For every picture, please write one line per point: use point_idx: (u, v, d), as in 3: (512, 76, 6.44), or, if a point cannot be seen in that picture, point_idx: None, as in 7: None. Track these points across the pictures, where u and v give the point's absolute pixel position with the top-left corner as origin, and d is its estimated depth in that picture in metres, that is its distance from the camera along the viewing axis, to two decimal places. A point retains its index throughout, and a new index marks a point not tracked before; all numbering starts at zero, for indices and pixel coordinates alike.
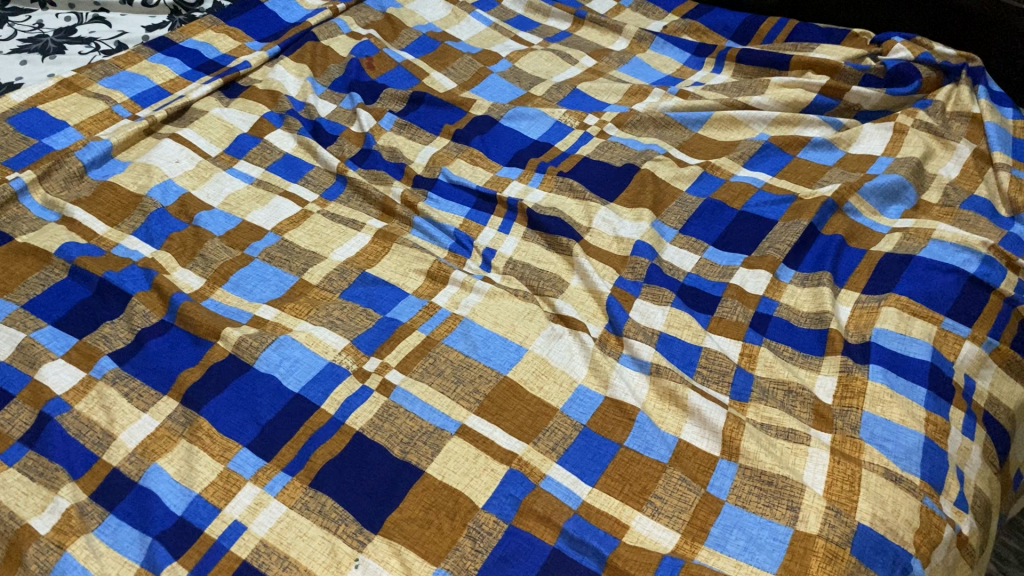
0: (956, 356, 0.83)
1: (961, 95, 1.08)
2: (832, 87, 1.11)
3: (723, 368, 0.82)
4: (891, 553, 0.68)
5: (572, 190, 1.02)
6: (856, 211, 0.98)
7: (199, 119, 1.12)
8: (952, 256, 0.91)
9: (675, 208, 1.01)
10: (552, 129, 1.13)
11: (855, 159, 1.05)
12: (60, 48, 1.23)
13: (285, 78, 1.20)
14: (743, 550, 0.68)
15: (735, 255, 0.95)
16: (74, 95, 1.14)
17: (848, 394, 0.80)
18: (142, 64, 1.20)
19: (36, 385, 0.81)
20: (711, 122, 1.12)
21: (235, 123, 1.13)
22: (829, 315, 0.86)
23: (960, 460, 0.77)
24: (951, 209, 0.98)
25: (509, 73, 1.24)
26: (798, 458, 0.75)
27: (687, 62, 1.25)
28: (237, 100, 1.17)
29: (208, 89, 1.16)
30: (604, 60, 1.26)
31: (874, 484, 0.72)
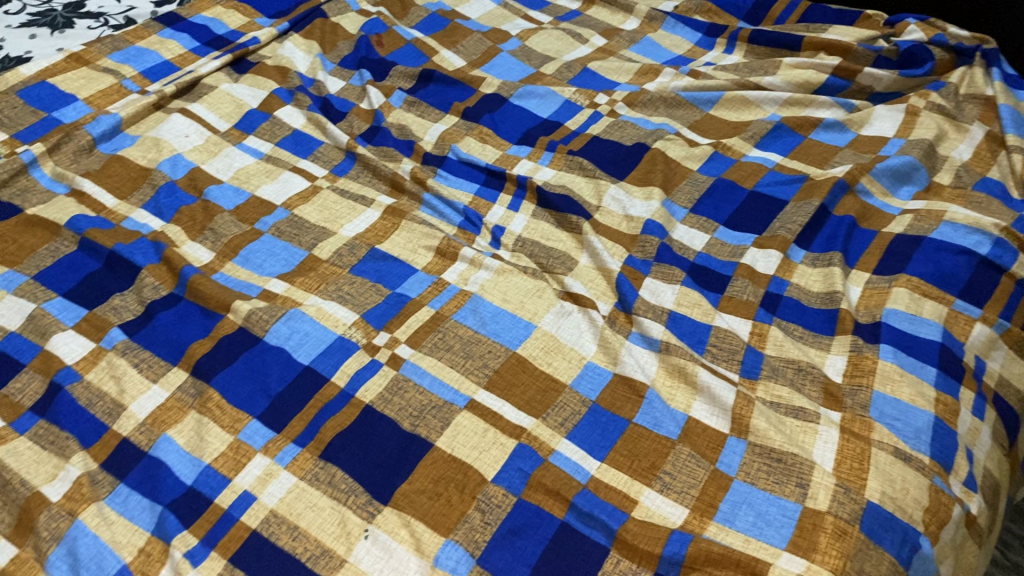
0: (967, 337, 0.83)
1: (974, 78, 1.08)
2: (845, 68, 1.10)
3: (732, 346, 0.82)
4: (900, 530, 0.68)
5: (582, 168, 1.02)
6: (867, 192, 0.98)
7: (209, 95, 1.12)
8: (963, 238, 0.90)
9: (685, 188, 1.00)
10: (562, 108, 1.12)
11: (866, 141, 1.04)
12: (69, 23, 1.22)
13: (294, 54, 1.20)
14: (752, 526, 0.68)
15: (746, 235, 0.94)
16: (85, 69, 1.14)
17: (858, 373, 0.80)
18: (152, 39, 1.20)
19: (47, 354, 0.81)
20: (723, 103, 1.11)
21: (245, 99, 1.13)
22: (840, 295, 0.86)
23: (970, 441, 0.77)
24: (963, 191, 0.97)
25: (519, 52, 1.23)
26: (807, 435, 0.75)
27: (698, 42, 1.24)
28: (247, 75, 1.17)
29: (218, 64, 1.16)
30: (615, 40, 1.25)
31: (883, 463, 0.72)
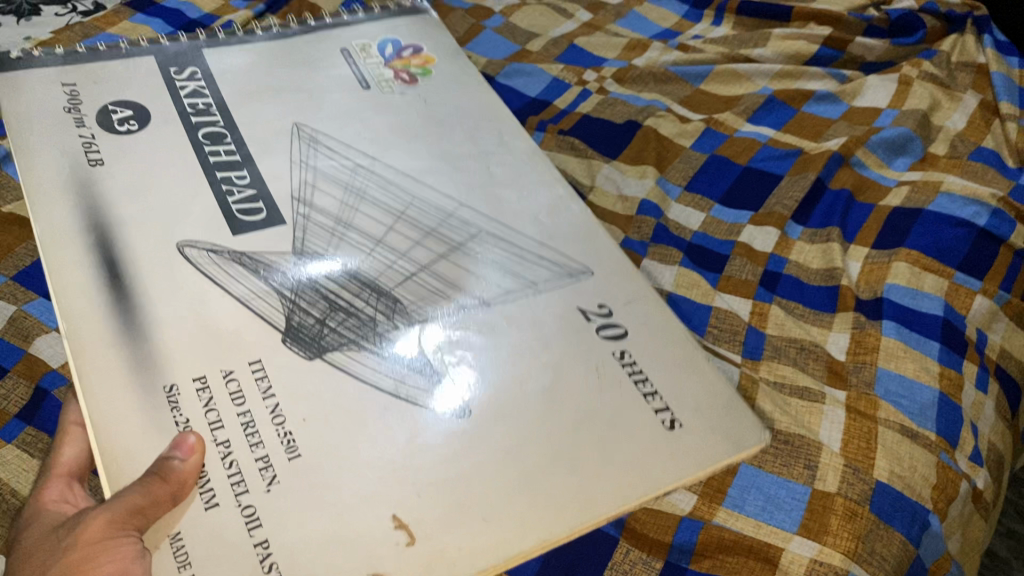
0: (968, 310, 0.83)
1: (966, 46, 1.07)
2: (835, 39, 1.09)
3: (734, 326, 0.81)
4: (910, 509, 0.68)
5: (574, 148, 1.00)
6: (862, 165, 0.97)
7: (296, 87, 0.95)
8: (961, 209, 0.89)
9: (678, 165, 0.98)
10: (550, 86, 1.10)
11: (860, 112, 1.03)
12: (36, 10, 1.17)
13: (396, 31, 1.08)
14: (762, 510, 0.67)
15: (742, 212, 0.93)
16: (330, 107, 0.93)
17: (861, 350, 0.79)
18: (124, 25, 1.15)
19: (31, 358, 0.77)
20: (713, 76, 1.09)
21: (376, 77, 0.98)
22: (840, 271, 0.85)
23: (974, 415, 0.77)
24: (959, 161, 0.97)
25: (503, 29, 1.20)
26: (813, 416, 0.74)
27: (686, 15, 1.22)
28: (362, 24, 1.08)
29: (363, 39, 1.05)
30: (601, 14, 1.23)
31: (891, 442, 0.71)
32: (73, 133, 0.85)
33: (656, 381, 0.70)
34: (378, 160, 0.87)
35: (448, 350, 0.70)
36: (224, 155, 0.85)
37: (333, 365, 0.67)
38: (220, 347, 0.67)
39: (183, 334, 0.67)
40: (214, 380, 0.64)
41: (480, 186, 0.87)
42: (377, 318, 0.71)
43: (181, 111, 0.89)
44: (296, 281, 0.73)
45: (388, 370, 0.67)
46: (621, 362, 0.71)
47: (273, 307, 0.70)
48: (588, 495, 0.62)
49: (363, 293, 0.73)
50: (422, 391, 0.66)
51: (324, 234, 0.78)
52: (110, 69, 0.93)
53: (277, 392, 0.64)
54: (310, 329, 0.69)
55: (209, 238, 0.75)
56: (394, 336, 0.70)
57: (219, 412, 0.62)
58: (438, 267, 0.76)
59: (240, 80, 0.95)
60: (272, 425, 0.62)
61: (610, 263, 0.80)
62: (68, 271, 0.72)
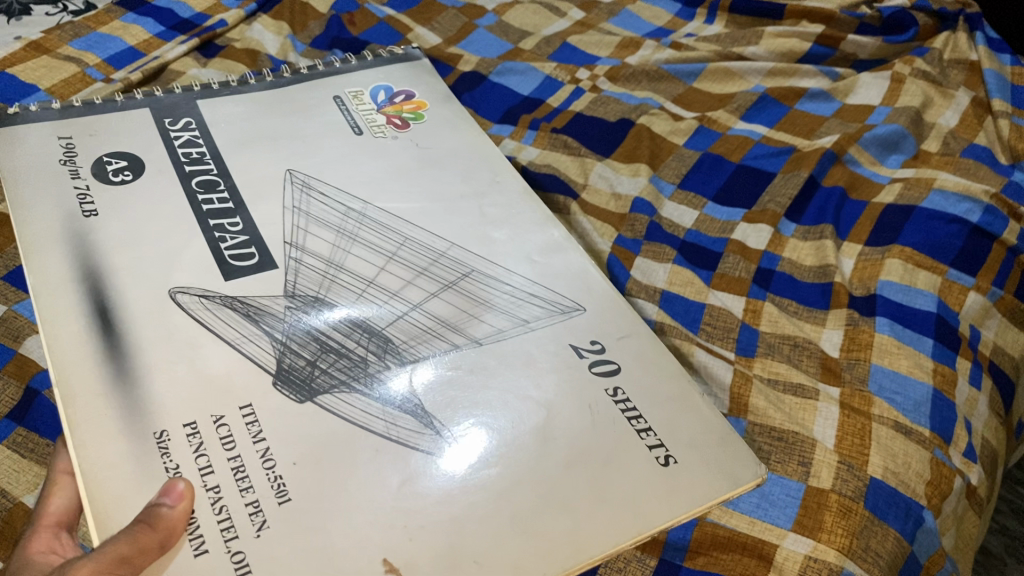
0: (961, 306, 0.83)
1: (958, 43, 1.08)
2: (828, 36, 1.09)
3: (727, 324, 0.81)
4: (904, 505, 0.68)
5: (567, 147, 1.00)
6: (855, 162, 0.97)
7: (290, 135, 0.94)
8: (954, 206, 0.89)
9: (672, 163, 0.98)
10: (543, 85, 1.10)
11: (852, 110, 1.03)
12: (26, 10, 1.17)
13: (389, 76, 1.07)
14: (756, 507, 0.67)
15: (735, 210, 0.93)
16: (321, 153, 0.92)
17: (855, 347, 0.79)
18: (114, 25, 1.15)
19: (22, 358, 0.76)
20: (706, 74, 1.09)
21: (368, 124, 0.98)
22: (833, 269, 0.85)
23: (967, 411, 0.77)
24: (951, 158, 0.97)
25: (496, 27, 1.20)
26: (807, 413, 0.73)
27: (678, 13, 1.22)
28: (356, 71, 1.07)
29: (356, 86, 1.04)
30: (594, 12, 1.23)
31: (885, 438, 0.71)
32: (68, 185, 0.84)
33: (652, 417, 0.70)
34: (370, 203, 0.87)
35: (441, 391, 0.69)
36: (217, 204, 0.84)
37: (324, 408, 0.67)
38: (212, 394, 0.66)
39: (173, 380, 0.67)
40: (205, 427, 0.64)
41: (472, 224, 0.86)
42: (367, 359, 0.71)
43: (173, 159, 0.89)
44: (287, 324, 0.73)
45: (378, 412, 0.67)
46: (615, 398, 0.71)
47: (263, 350, 0.70)
48: (581, 538, 0.61)
49: (354, 335, 0.73)
50: (413, 432, 0.66)
51: (315, 276, 0.78)
52: (105, 121, 0.93)
53: (267, 436, 0.64)
54: (300, 371, 0.69)
55: (201, 283, 0.75)
56: (385, 377, 0.70)
57: (209, 458, 0.62)
58: (429, 307, 0.77)
59: (235, 129, 0.94)
60: (263, 470, 0.62)
61: (600, 299, 0.80)
62: (61, 320, 0.71)
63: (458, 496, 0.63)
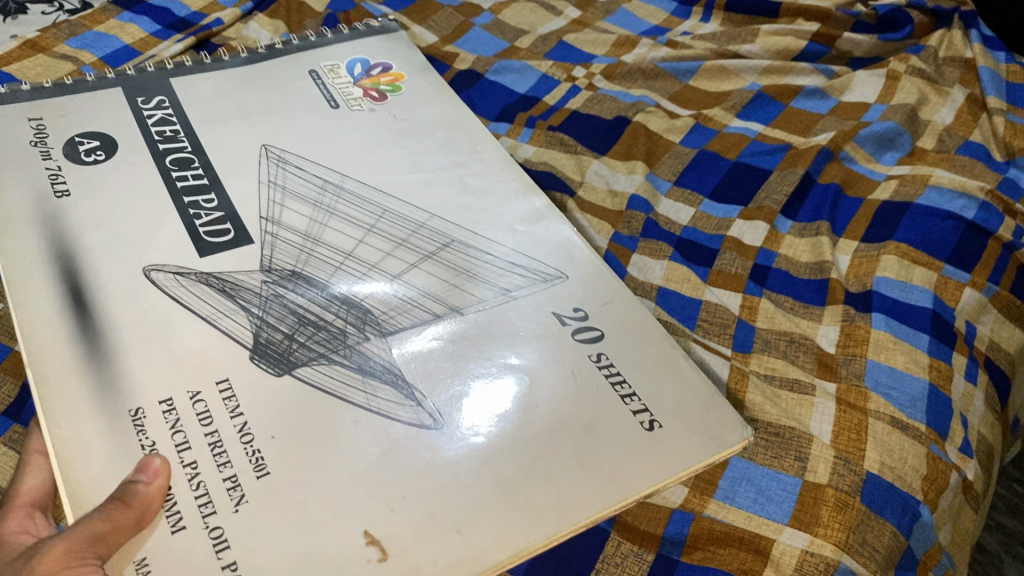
0: (957, 302, 0.83)
1: (953, 41, 1.08)
2: (824, 34, 1.09)
3: (724, 320, 0.81)
4: (900, 500, 0.68)
5: (563, 145, 1.00)
6: (851, 159, 0.97)
7: (267, 110, 0.95)
8: (949, 203, 0.90)
9: (668, 161, 0.98)
10: (539, 83, 1.10)
11: (848, 107, 1.03)
12: (22, 8, 1.16)
13: (365, 52, 1.09)
14: (753, 503, 0.67)
15: (731, 206, 0.93)
16: (299, 127, 0.93)
17: (851, 343, 0.79)
18: (110, 23, 1.14)
19: (18, 356, 0.76)
20: (701, 72, 1.10)
21: (344, 94, 0.99)
22: (829, 265, 0.85)
23: (963, 407, 0.77)
24: (947, 155, 0.97)
25: (492, 26, 1.20)
26: (803, 409, 0.73)
27: (674, 12, 1.22)
28: (330, 47, 1.08)
29: (331, 61, 1.05)
30: (590, 11, 1.23)
31: (881, 433, 0.71)
32: (40, 167, 0.84)
33: (634, 382, 0.70)
34: (347, 177, 0.87)
35: (421, 361, 0.70)
36: (192, 179, 0.84)
37: (302, 381, 0.67)
38: (189, 370, 0.66)
39: (148, 358, 0.67)
40: (181, 402, 0.64)
41: (451, 197, 0.87)
42: (346, 331, 0.71)
43: (148, 138, 0.89)
44: (264, 298, 0.73)
45: (358, 382, 0.67)
46: (598, 365, 0.71)
47: (241, 325, 0.70)
48: (563, 503, 0.61)
49: (331, 307, 0.73)
50: (393, 402, 0.66)
51: (292, 251, 0.78)
52: (78, 102, 0.93)
53: (245, 411, 0.64)
54: (278, 345, 0.69)
55: (176, 260, 0.75)
56: (364, 347, 0.70)
57: (186, 435, 0.62)
58: (407, 277, 0.77)
59: (209, 106, 0.94)
60: (240, 445, 0.62)
61: (581, 266, 0.80)
62: (34, 302, 0.71)
63: (437, 466, 0.63)
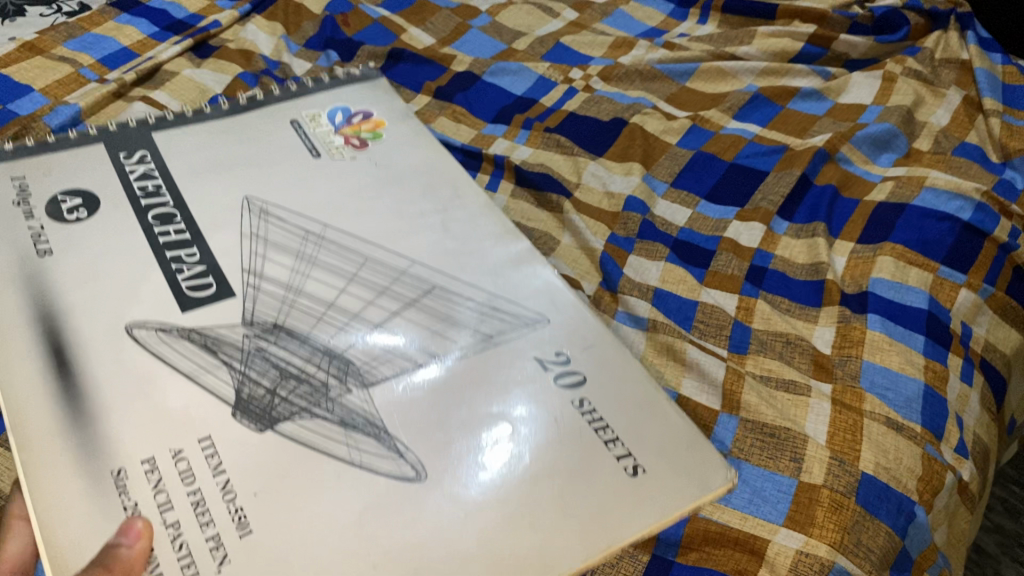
0: (953, 303, 0.83)
1: (949, 42, 1.08)
2: (820, 36, 1.10)
3: (720, 321, 0.81)
4: (895, 501, 0.69)
5: (560, 146, 1.00)
6: (847, 160, 0.97)
7: (247, 160, 0.91)
8: (945, 204, 0.90)
9: (665, 162, 0.98)
10: (537, 85, 1.10)
11: (844, 109, 1.04)
12: (21, 11, 1.17)
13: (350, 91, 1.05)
14: (748, 503, 0.67)
15: (728, 208, 0.93)
16: (281, 172, 0.90)
17: (847, 344, 0.79)
18: (108, 26, 1.15)
19: None
20: (698, 74, 1.10)
21: (327, 142, 0.95)
22: (825, 266, 0.85)
23: (959, 408, 0.77)
24: (943, 156, 0.97)
25: (489, 27, 1.21)
26: (798, 410, 0.74)
27: (671, 14, 1.23)
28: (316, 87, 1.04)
29: (313, 107, 1.00)
30: (587, 13, 1.24)
31: (876, 434, 0.71)
32: (22, 227, 0.80)
33: (618, 426, 0.67)
34: (328, 224, 0.83)
35: (403, 411, 0.67)
36: (174, 234, 0.81)
37: (284, 436, 0.64)
38: (170, 427, 0.64)
39: (130, 417, 0.64)
40: (163, 462, 0.61)
41: (437, 238, 0.84)
42: (328, 383, 0.68)
43: (130, 193, 0.85)
44: (245, 352, 0.70)
45: (339, 435, 0.64)
46: (581, 411, 0.68)
47: (222, 380, 0.67)
48: (551, 557, 0.59)
49: (313, 358, 0.70)
50: (375, 455, 0.63)
51: (273, 303, 0.75)
52: (60, 158, 0.89)
53: (228, 468, 0.61)
54: (260, 400, 0.66)
55: (158, 317, 0.72)
56: (347, 400, 0.67)
57: (169, 494, 0.60)
58: (389, 325, 0.74)
59: (191, 157, 0.90)
60: (222, 500, 0.60)
61: (566, 310, 0.77)
62: (17, 361, 0.68)
63: (420, 518, 0.60)
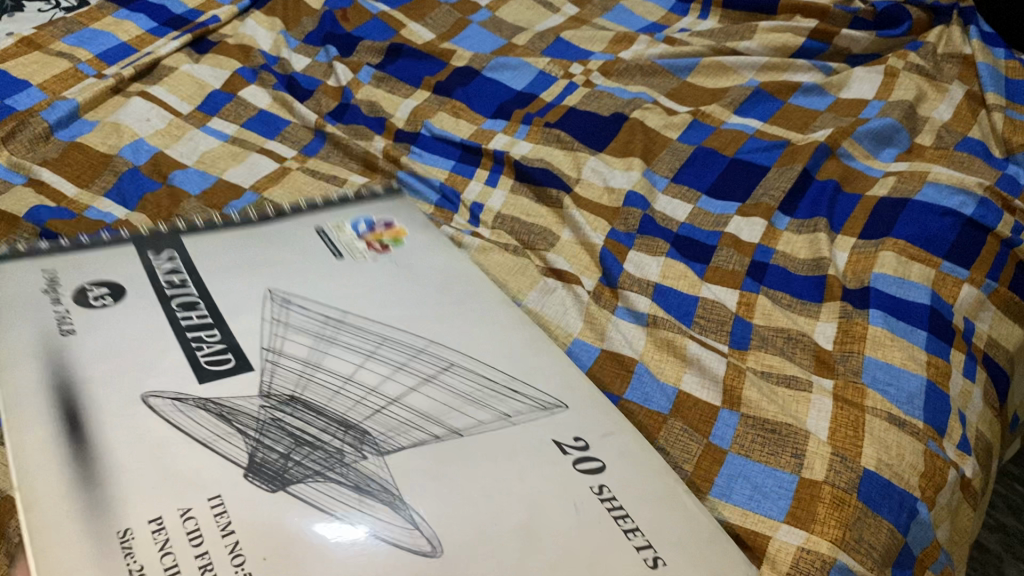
0: (955, 299, 0.82)
1: (952, 37, 1.08)
2: (822, 30, 1.09)
3: (721, 316, 0.80)
4: (897, 497, 0.68)
5: (560, 141, 1.00)
6: (849, 155, 0.96)
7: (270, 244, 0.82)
8: (947, 199, 0.89)
9: (666, 157, 0.98)
10: (536, 80, 1.10)
11: (846, 104, 1.03)
12: (19, 6, 1.16)
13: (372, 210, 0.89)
14: (749, 499, 0.67)
15: (729, 203, 0.92)
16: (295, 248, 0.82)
17: (849, 339, 0.78)
18: (107, 21, 1.14)
19: None
20: (700, 69, 1.10)
21: (349, 245, 0.83)
22: (827, 261, 0.85)
23: (962, 404, 0.76)
24: (945, 151, 0.97)
25: (489, 22, 1.20)
26: (800, 405, 0.73)
27: (672, 9, 1.22)
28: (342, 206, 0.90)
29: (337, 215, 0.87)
30: (587, 8, 1.23)
31: (878, 430, 0.71)
32: (48, 310, 0.70)
33: (640, 520, 0.62)
34: (349, 308, 0.75)
35: (424, 485, 0.61)
36: (196, 319, 0.71)
37: (299, 500, 0.58)
38: (180, 487, 0.57)
39: (137, 477, 0.57)
40: (171, 521, 0.55)
41: (451, 312, 0.77)
42: (343, 451, 0.63)
43: (156, 283, 0.75)
44: (260, 421, 0.64)
45: (353, 501, 0.59)
46: (599, 498, 0.63)
47: (236, 446, 0.61)
48: None
49: (330, 429, 0.64)
50: (390, 528, 0.58)
51: (292, 373, 0.68)
52: (88, 259, 0.77)
53: (238, 529, 0.55)
54: (273, 465, 0.60)
55: (175, 384, 0.64)
56: (361, 466, 0.62)
57: (176, 557, 0.53)
58: (407, 400, 0.68)
59: (214, 257, 0.79)
60: (230, 563, 0.53)
61: (583, 396, 0.71)
62: (26, 425, 0.60)
63: None
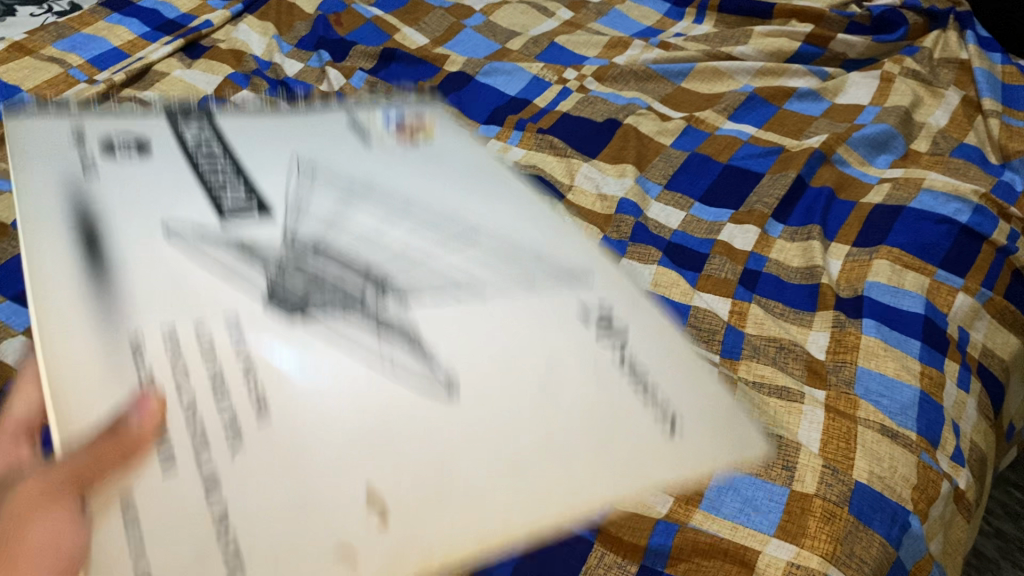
0: (950, 308, 0.81)
1: (948, 43, 1.07)
2: (818, 35, 1.08)
3: (713, 325, 0.80)
4: (890, 510, 0.67)
5: (554, 147, 0.99)
6: (843, 162, 0.96)
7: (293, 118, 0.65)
8: (942, 206, 0.88)
9: (659, 163, 0.98)
10: (530, 85, 1.09)
11: (842, 109, 1.03)
12: (11, 10, 1.15)
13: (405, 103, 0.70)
14: (739, 513, 0.66)
15: (723, 211, 0.92)
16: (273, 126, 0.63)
17: (842, 349, 0.78)
18: (99, 25, 1.13)
19: None
20: (694, 74, 1.09)
21: (375, 136, 0.64)
22: (820, 270, 0.84)
23: (956, 414, 0.75)
24: (941, 157, 0.96)
25: (483, 27, 1.19)
26: (792, 416, 0.72)
27: (667, 13, 1.21)
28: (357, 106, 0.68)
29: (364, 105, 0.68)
30: (581, 12, 1.22)
31: (871, 441, 0.70)
32: (71, 154, 0.55)
33: (678, 399, 0.45)
34: (373, 180, 0.58)
35: (466, 328, 0.46)
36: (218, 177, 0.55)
37: (308, 330, 0.44)
38: (195, 302, 0.44)
39: (150, 294, 0.44)
40: (184, 332, 0.42)
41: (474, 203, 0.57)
42: (364, 294, 0.46)
43: (184, 146, 0.59)
44: (289, 251, 0.49)
45: (370, 345, 0.44)
46: (620, 366, 0.46)
47: (250, 277, 0.46)
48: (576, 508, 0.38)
49: (350, 266, 0.48)
50: (411, 370, 0.43)
51: (322, 210, 0.53)
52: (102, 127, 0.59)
53: (252, 353, 0.42)
54: (289, 292, 0.45)
55: (197, 214, 0.51)
56: (388, 311, 0.46)
57: (188, 368, 0.41)
58: (442, 262, 0.50)
59: (245, 125, 0.63)
60: (243, 377, 0.41)
61: (605, 267, 0.54)
62: (41, 235, 0.48)
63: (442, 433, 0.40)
